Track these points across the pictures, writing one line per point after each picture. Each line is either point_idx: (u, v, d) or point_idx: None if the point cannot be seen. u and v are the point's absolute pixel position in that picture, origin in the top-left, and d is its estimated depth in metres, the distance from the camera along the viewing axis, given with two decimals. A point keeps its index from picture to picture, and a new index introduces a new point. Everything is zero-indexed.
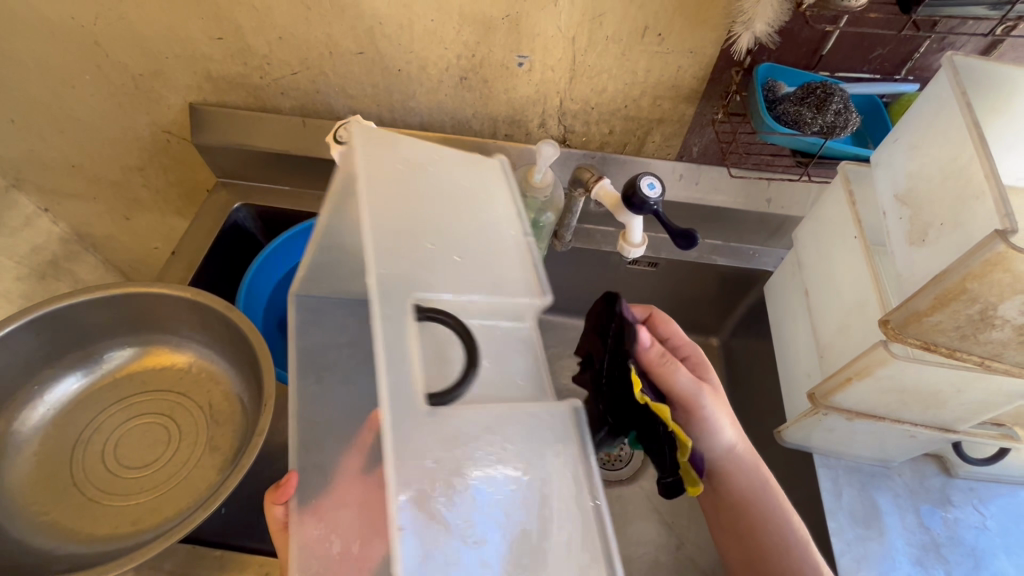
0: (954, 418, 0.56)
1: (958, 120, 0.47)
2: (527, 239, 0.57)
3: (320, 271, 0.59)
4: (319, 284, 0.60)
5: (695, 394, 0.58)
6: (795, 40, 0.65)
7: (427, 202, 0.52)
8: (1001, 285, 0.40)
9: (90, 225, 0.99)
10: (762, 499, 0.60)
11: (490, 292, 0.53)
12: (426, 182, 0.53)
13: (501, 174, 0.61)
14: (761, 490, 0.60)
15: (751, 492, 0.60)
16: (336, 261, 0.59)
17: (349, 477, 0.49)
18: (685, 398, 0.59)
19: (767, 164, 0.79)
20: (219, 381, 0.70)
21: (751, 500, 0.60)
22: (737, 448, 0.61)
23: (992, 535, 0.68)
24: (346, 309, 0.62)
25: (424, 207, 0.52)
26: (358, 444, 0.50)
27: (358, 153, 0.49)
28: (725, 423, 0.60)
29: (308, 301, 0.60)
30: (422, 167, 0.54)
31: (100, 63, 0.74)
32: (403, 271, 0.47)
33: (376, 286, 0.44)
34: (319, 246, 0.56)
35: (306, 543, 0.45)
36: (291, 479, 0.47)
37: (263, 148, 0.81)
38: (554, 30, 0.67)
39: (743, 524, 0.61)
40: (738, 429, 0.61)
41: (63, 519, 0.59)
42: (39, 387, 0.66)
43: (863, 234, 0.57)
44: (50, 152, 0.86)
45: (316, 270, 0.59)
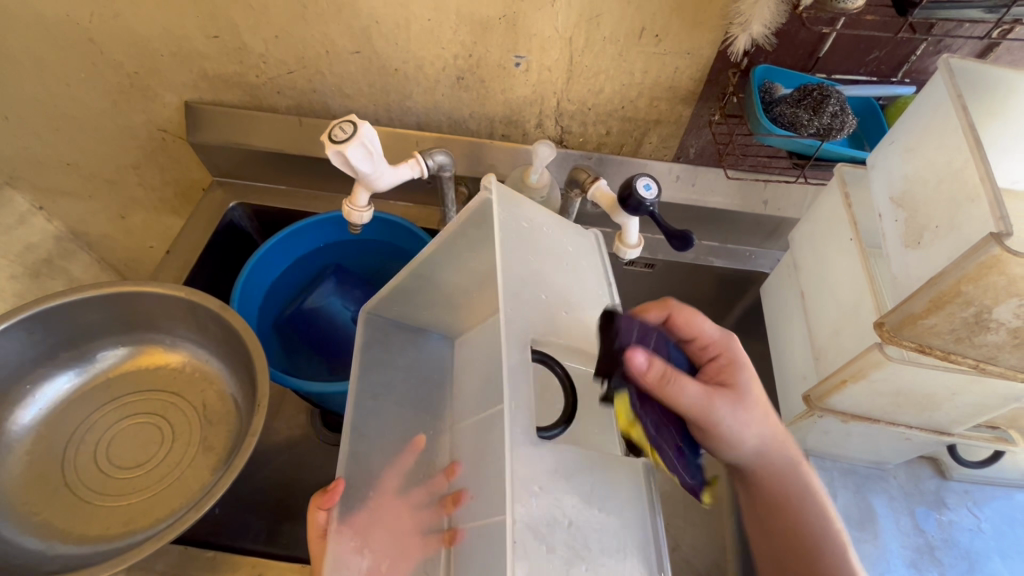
0: (949, 421, 0.56)
1: (954, 124, 0.46)
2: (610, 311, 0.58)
3: (395, 296, 0.61)
4: (390, 306, 0.62)
5: (709, 408, 0.50)
6: (792, 42, 0.65)
7: (544, 263, 0.53)
8: (996, 288, 0.40)
9: (85, 223, 0.99)
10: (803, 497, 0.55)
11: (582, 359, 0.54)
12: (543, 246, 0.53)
13: (595, 248, 0.61)
14: (802, 487, 0.55)
15: (790, 491, 0.55)
16: (417, 289, 0.60)
17: (386, 496, 0.53)
18: (699, 414, 0.50)
19: (764, 166, 0.79)
20: (213, 381, 0.70)
21: (790, 498, 0.55)
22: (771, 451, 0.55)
23: (986, 537, 0.68)
24: (403, 335, 0.65)
25: (542, 261, 0.52)
26: (396, 465, 0.56)
27: (495, 198, 0.49)
28: (748, 425, 0.53)
29: (374, 319, 0.63)
30: (540, 230, 0.54)
31: (95, 61, 0.74)
32: (521, 323, 0.48)
33: (502, 330, 0.45)
34: (409, 274, 0.57)
35: (341, 553, 0.48)
36: (339, 486, 0.50)
37: (260, 147, 0.81)
38: (550, 30, 0.67)
39: (779, 523, 0.56)
40: (770, 431, 0.55)
41: (55, 520, 0.59)
42: (32, 386, 0.65)
43: (859, 236, 0.57)
44: (44, 150, 0.85)
45: (394, 294, 0.60)
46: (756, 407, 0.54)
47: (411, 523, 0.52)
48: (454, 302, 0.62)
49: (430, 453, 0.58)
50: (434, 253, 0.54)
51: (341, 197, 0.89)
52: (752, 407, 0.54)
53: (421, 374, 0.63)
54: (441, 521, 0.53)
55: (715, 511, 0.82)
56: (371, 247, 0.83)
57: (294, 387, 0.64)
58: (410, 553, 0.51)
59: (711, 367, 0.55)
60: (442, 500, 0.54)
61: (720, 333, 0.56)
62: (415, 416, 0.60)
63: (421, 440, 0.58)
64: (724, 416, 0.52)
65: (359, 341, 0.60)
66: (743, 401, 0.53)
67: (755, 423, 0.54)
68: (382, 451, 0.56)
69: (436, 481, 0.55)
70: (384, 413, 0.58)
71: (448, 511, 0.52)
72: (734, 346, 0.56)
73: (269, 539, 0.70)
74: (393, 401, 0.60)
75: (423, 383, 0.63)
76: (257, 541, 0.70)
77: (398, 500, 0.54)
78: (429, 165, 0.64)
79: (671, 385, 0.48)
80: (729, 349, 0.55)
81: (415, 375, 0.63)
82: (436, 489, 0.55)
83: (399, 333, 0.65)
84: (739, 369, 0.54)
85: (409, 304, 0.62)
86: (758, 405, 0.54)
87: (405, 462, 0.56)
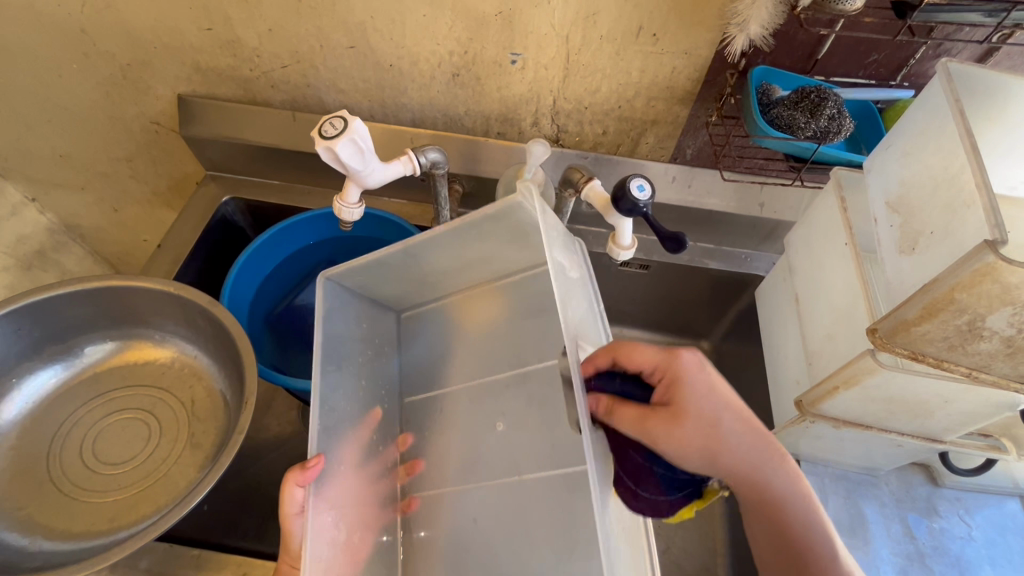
0: (941, 428, 0.56)
1: (951, 129, 0.46)
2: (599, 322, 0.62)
3: (363, 268, 0.58)
4: (355, 277, 0.59)
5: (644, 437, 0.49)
6: (790, 43, 0.65)
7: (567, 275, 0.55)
8: (990, 296, 0.40)
9: (78, 216, 0.98)
10: (782, 501, 0.49)
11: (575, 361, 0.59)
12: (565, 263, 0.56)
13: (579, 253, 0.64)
14: (779, 495, 0.49)
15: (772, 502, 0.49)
16: (398, 264, 0.59)
17: (348, 471, 0.55)
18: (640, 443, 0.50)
19: (760, 169, 0.79)
20: (202, 377, 0.69)
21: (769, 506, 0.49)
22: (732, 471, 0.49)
23: (977, 546, 0.67)
24: (359, 306, 0.63)
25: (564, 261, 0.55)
26: (359, 439, 0.58)
27: (537, 205, 0.49)
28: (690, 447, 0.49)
29: (334, 286, 0.58)
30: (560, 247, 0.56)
31: (87, 52, 0.73)
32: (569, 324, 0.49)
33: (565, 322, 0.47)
34: (400, 251, 0.56)
35: (321, 528, 0.47)
36: (321, 463, 0.48)
37: (253, 142, 0.80)
38: (547, 27, 0.66)
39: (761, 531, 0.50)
40: (728, 452, 0.49)
41: (38, 514, 0.58)
42: (18, 379, 0.64)
43: (854, 240, 0.57)
44: (36, 141, 0.84)
45: (371, 267, 0.58)
46: (698, 429, 0.49)
47: (370, 492, 0.58)
48: (420, 279, 0.63)
49: (382, 425, 0.63)
50: (437, 237, 0.55)
51: (335, 192, 0.88)
52: (696, 433, 0.49)
53: (375, 346, 0.65)
54: (396, 490, 0.63)
55: (706, 514, 0.82)
56: (364, 244, 0.82)
57: (284, 385, 0.64)
58: (370, 520, 0.57)
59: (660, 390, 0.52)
60: (397, 469, 0.64)
61: (667, 352, 0.53)
62: (371, 394, 0.62)
63: (377, 414, 0.62)
64: (669, 444, 0.49)
65: (322, 308, 0.54)
66: (683, 421, 0.49)
67: (696, 449, 0.49)
68: (344, 425, 0.56)
69: (387, 452, 0.63)
70: (346, 388, 0.57)
71: (403, 481, 0.63)
72: (680, 367, 0.51)
73: (256, 536, 0.70)
74: (353, 373, 0.59)
75: (376, 356, 0.65)
76: (245, 538, 0.70)
77: (359, 474, 0.57)
78: (421, 162, 0.64)
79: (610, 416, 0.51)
80: (671, 369, 0.51)
81: (370, 347, 0.64)
82: (389, 458, 0.63)
83: (354, 301, 0.61)
84: (681, 389, 0.50)
85: (381, 277, 0.61)
86: (710, 421, 0.49)
87: (364, 435, 0.59)
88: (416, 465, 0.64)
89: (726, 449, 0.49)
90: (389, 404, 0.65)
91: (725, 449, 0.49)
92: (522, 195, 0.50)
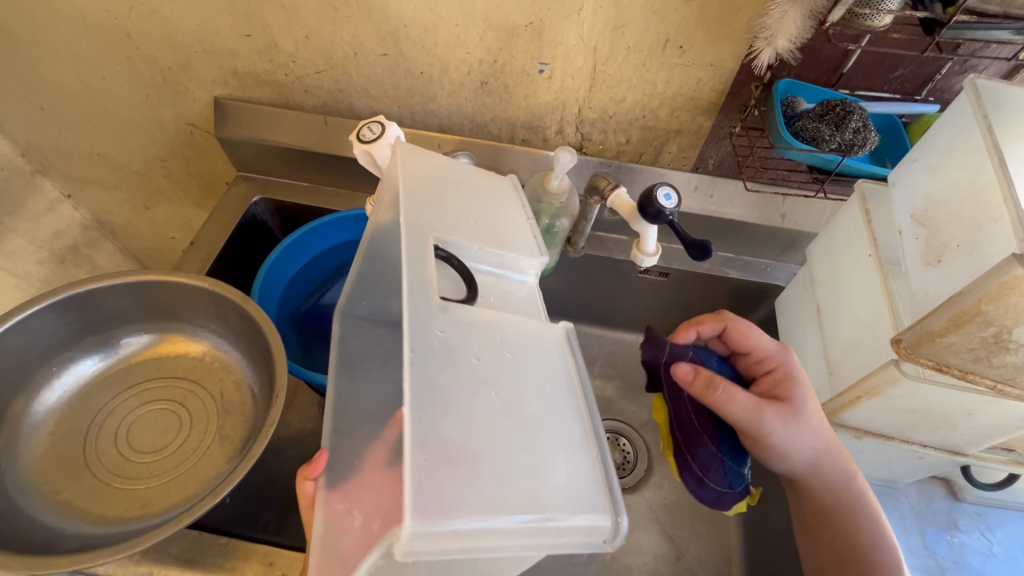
0: (964, 441, 0.56)
1: (979, 145, 0.47)
2: (530, 222, 0.61)
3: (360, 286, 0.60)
4: (361, 301, 0.60)
5: (756, 425, 0.55)
6: (815, 57, 0.66)
7: (453, 187, 0.58)
8: (1016, 309, 0.40)
9: (111, 213, 1.01)
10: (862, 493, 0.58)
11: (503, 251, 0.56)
12: (447, 178, 0.58)
13: (512, 188, 0.65)
14: (854, 503, 0.58)
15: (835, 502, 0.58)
16: (380, 274, 0.61)
17: (372, 470, 0.45)
18: (750, 429, 0.55)
19: (782, 179, 0.80)
20: (232, 371, 0.72)
21: (835, 513, 0.58)
22: (823, 465, 0.57)
23: (998, 561, 0.67)
24: (381, 329, 0.61)
25: (446, 191, 0.56)
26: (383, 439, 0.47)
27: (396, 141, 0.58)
28: (801, 443, 0.56)
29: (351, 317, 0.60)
30: (448, 170, 0.59)
31: (130, 55, 0.75)
32: (425, 214, 0.52)
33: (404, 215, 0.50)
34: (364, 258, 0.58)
35: (336, 520, 0.43)
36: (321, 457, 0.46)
37: (286, 145, 0.82)
38: (576, 39, 0.68)
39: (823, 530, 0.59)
40: (823, 446, 0.56)
41: (74, 499, 0.60)
42: (58, 368, 0.67)
43: (878, 253, 0.57)
44: (77, 140, 0.88)
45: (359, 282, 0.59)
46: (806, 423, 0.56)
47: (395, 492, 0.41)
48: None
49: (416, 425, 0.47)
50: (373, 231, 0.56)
51: (361, 194, 0.90)
52: (804, 426, 0.56)
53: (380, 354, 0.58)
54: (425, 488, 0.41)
55: (722, 523, 0.82)
56: None
57: (313, 381, 0.66)
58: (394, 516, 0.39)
59: (764, 377, 0.60)
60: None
61: (779, 347, 0.61)
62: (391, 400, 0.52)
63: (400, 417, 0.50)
64: (780, 435, 0.55)
65: (337, 333, 0.57)
66: (797, 417, 0.55)
67: (803, 444, 0.55)
68: (366, 428, 0.49)
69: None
70: (364, 394, 0.53)
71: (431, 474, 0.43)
72: (793, 358, 0.60)
73: (277, 529, 0.71)
74: (366, 381, 0.55)
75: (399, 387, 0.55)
76: (267, 530, 0.71)
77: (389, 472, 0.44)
78: None
79: (720, 390, 0.54)
80: (786, 360, 0.59)
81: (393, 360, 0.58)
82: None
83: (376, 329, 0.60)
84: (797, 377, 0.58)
85: (377, 291, 0.61)
86: (818, 416, 0.57)
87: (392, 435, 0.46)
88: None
89: (832, 447, 0.56)
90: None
91: (827, 447, 0.56)
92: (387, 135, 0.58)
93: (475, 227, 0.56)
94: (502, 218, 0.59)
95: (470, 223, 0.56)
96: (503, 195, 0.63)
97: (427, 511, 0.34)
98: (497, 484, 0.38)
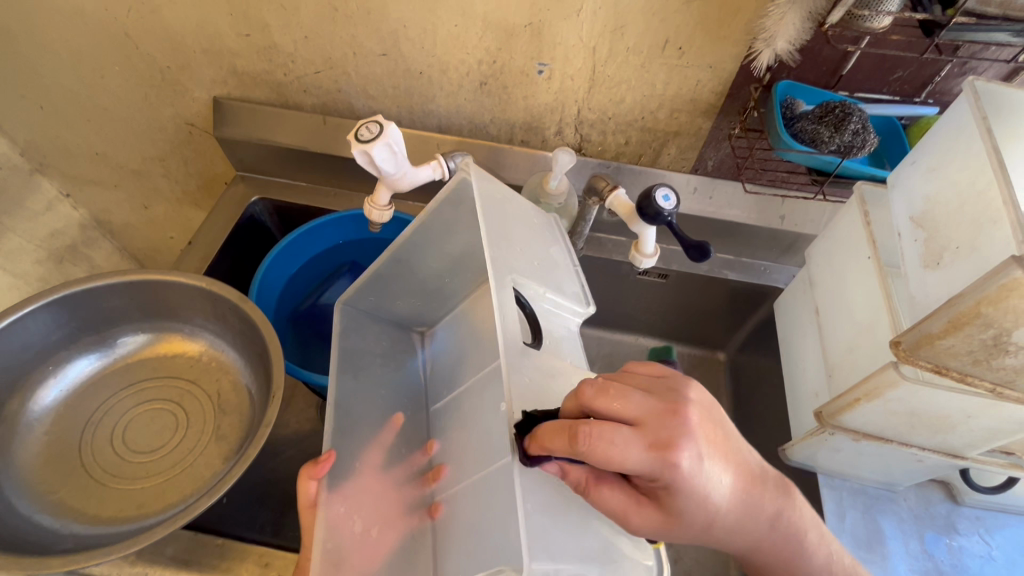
0: (963, 444, 0.55)
1: (978, 146, 0.46)
2: (575, 269, 0.63)
3: (369, 285, 0.60)
4: (368, 296, 0.61)
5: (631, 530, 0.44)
6: (815, 58, 0.65)
7: (518, 226, 0.55)
8: (1016, 312, 0.40)
9: (110, 213, 1.01)
10: (797, 544, 0.50)
11: (557, 299, 0.58)
12: (515, 217, 0.56)
13: (554, 228, 0.64)
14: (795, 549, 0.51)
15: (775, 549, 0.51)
16: (395, 275, 0.60)
17: (369, 475, 0.51)
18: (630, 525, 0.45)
19: (782, 180, 0.79)
20: (229, 371, 0.71)
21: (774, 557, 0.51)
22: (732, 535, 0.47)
23: (997, 565, 0.67)
24: (379, 326, 0.64)
25: (516, 225, 0.55)
26: (378, 442, 0.54)
27: (475, 179, 0.50)
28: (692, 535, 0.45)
29: (352, 310, 0.60)
30: (513, 208, 0.56)
31: (129, 54, 0.75)
32: (505, 260, 0.50)
33: (493, 264, 0.47)
34: (389, 258, 0.57)
35: (335, 521, 0.45)
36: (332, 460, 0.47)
37: (283, 145, 0.82)
38: (575, 39, 0.68)
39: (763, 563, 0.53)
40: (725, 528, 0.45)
41: (69, 499, 0.60)
42: (54, 367, 0.67)
43: (878, 254, 0.57)
44: (75, 139, 0.88)
45: (373, 282, 0.60)
46: (694, 525, 0.43)
47: (396, 495, 0.52)
48: (425, 289, 0.63)
49: (407, 431, 0.58)
50: (413, 236, 0.55)
51: (361, 194, 0.90)
52: (693, 529, 0.43)
53: (390, 356, 0.62)
54: (422, 496, 0.54)
55: None
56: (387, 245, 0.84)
57: (309, 382, 0.65)
58: (394, 523, 0.50)
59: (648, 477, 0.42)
60: (424, 475, 0.56)
61: (659, 459, 0.39)
62: (397, 398, 0.59)
63: (399, 419, 0.58)
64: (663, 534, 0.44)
65: (338, 327, 0.57)
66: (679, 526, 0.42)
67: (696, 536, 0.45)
68: (362, 430, 0.53)
69: (413, 458, 0.57)
70: (367, 394, 0.56)
71: (430, 487, 0.55)
72: (676, 471, 0.40)
73: (274, 530, 0.70)
74: (369, 382, 0.58)
75: (402, 386, 0.61)
76: (263, 532, 0.70)
77: (380, 475, 0.53)
78: (451, 168, 0.65)
79: (586, 496, 0.43)
80: (665, 475, 0.40)
81: (391, 361, 0.62)
82: (416, 465, 0.56)
83: (373, 324, 0.63)
84: (679, 494, 0.41)
85: (385, 291, 0.62)
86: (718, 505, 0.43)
87: (386, 439, 0.55)
88: (433, 445, 0.58)
89: (738, 523, 0.46)
90: (414, 412, 0.60)
91: (730, 525, 0.45)
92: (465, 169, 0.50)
93: (537, 272, 0.56)
94: (553, 262, 0.60)
95: (534, 267, 0.55)
96: (550, 233, 0.62)
97: (540, 561, 0.38)
98: (580, 541, 0.43)
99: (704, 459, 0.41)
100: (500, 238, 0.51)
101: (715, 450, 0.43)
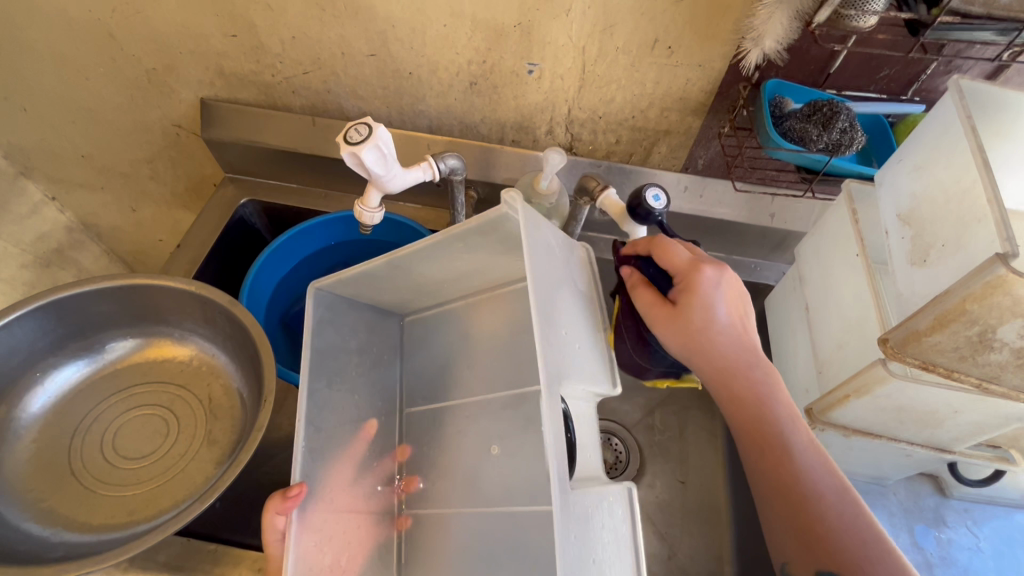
0: (950, 438, 0.56)
1: (962, 145, 0.47)
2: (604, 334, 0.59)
3: (358, 280, 0.56)
4: (348, 288, 0.57)
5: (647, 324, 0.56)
6: (803, 57, 0.66)
7: (556, 274, 0.52)
8: (1001, 308, 0.41)
9: (97, 215, 1.00)
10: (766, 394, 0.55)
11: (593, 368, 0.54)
12: (555, 264, 0.53)
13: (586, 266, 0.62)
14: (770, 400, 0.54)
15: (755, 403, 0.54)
16: (391, 277, 0.57)
17: (339, 498, 0.53)
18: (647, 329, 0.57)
19: (772, 179, 0.80)
20: (219, 375, 0.71)
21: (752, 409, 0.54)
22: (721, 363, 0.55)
23: (984, 557, 0.68)
24: (358, 315, 0.61)
25: (553, 267, 0.52)
26: (349, 457, 0.56)
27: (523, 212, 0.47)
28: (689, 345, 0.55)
29: (326, 296, 0.56)
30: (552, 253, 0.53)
31: (114, 56, 0.75)
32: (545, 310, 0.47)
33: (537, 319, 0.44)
34: (387, 263, 0.53)
35: (307, 555, 0.46)
36: (303, 492, 0.46)
37: (272, 146, 0.82)
38: (564, 39, 0.68)
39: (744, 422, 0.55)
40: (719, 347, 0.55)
41: (60, 507, 0.59)
42: (42, 374, 0.66)
43: (866, 252, 0.57)
44: (60, 142, 0.86)
45: (363, 278, 0.56)
46: (693, 328, 0.54)
47: (364, 507, 0.56)
48: (419, 288, 0.61)
49: (379, 438, 0.61)
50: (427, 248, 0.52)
51: (352, 196, 0.90)
52: (695, 332, 0.54)
53: (372, 355, 0.62)
54: (389, 505, 0.60)
55: (715, 521, 0.82)
56: (376, 245, 0.83)
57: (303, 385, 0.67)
58: (358, 546, 0.54)
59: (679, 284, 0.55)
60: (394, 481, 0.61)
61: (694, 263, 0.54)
62: (371, 403, 0.60)
63: (373, 425, 0.60)
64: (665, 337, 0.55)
65: (311, 323, 0.53)
66: (683, 321, 0.54)
67: (692, 346, 0.54)
68: (334, 448, 0.54)
69: (384, 464, 0.60)
70: (340, 402, 0.56)
71: (401, 495, 0.61)
72: (699, 274, 0.54)
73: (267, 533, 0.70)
74: (345, 387, 0.57)
75: (376, 386, 0.62)
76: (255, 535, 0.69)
77: (349, 489, 0.55)
78: (441, 169, 0.65)
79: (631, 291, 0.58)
80: (690, 275, 0.54)
81: (367, 357, 0.61)
82: (386, 471, 0.61)
83: (352, 312, 0.60)
84: (694, 294, 0.54)
85: (373, 287, 0.59)
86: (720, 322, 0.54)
87: (358, 451, 0.57)
88: (404, 450, 0.62)
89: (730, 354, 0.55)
90: (388, 415, 0.63)
91: (724, 350, 0.55)
92: (507, 201, 0.47)
93: (571, 327, 0.52)
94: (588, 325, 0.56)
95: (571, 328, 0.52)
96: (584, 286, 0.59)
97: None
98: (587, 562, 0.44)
99: (726, 285, 0.54)
100: (540, 284, 0.47)
101: (734, 295, 0.55)
